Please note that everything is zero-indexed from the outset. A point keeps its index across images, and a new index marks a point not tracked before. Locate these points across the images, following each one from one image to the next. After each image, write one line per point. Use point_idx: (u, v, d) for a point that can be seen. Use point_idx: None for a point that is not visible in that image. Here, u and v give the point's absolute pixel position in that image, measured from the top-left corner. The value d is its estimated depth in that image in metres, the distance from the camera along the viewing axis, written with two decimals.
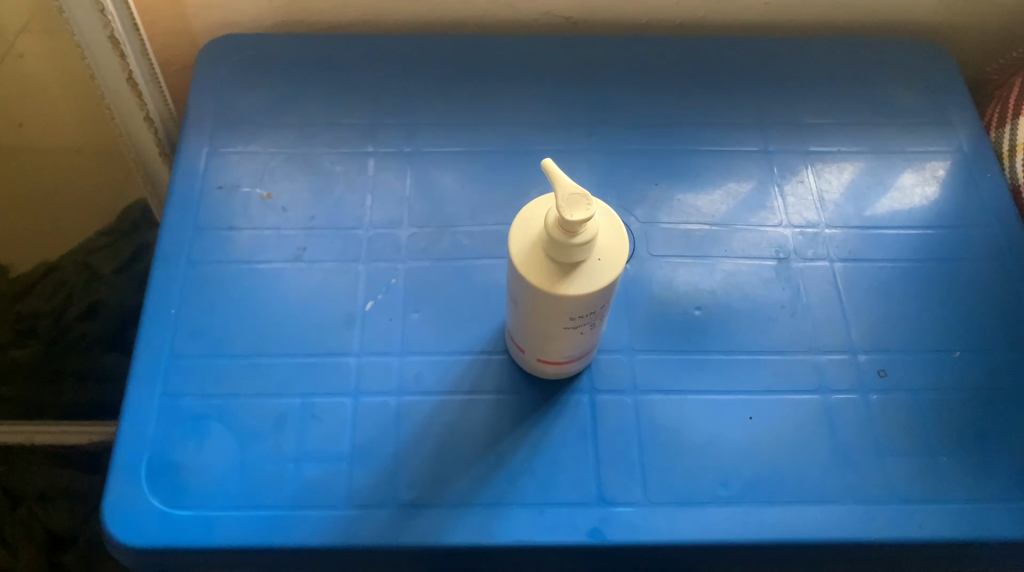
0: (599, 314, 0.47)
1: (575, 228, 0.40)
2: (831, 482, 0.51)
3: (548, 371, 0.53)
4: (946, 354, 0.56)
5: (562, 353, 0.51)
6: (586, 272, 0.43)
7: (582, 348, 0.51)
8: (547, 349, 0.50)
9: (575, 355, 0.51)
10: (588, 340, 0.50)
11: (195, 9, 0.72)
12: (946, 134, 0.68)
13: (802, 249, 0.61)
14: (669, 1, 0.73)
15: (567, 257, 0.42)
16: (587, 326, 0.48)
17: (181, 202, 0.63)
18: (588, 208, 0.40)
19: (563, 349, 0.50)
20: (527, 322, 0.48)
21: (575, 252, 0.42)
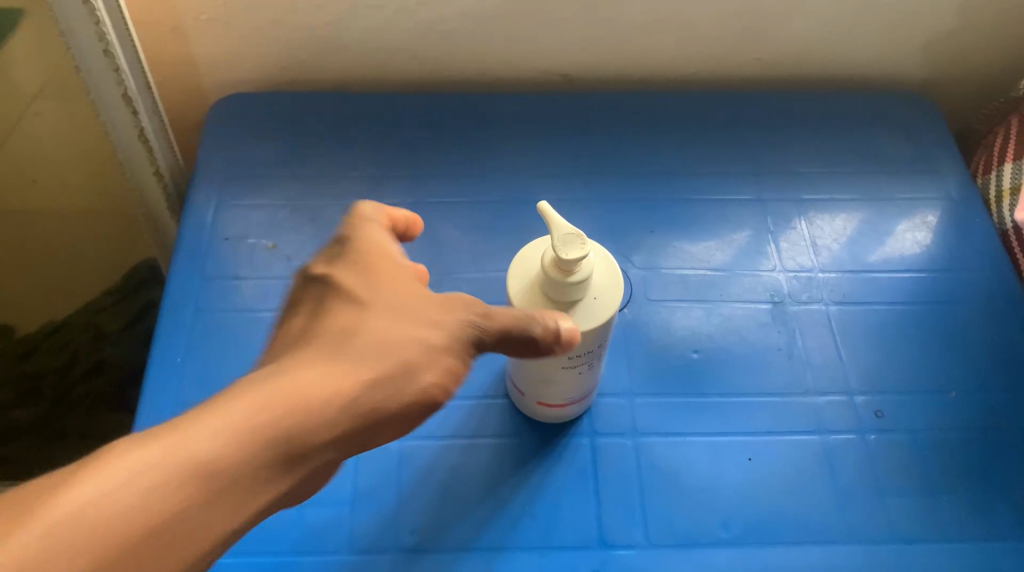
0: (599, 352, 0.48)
1: (572, 266, 0.42)
2: (833, 522, 0.51)
3: (555, 413, 0.54)
4: (943, 395, 0.57)
5: (568, 394, 0.51)
6: (583, 312, 0.44)
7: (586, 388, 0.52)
8: (552, 390, 0.51)
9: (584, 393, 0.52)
10: (593, 376, 0.51)
11: (207, 71, 0.74)
12: (934, 180, 0.70)
13: (797, 293, 0.62)
14: (662, 58, 0.75)
15: (561, 297, 0.43)
16: (590, 364, 0.49)
17: (189, 252, 0.64)
18: (584, 246, 0.42)
19: (568, 388, 0.51)
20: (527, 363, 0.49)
21: (572, 290, 0.43)
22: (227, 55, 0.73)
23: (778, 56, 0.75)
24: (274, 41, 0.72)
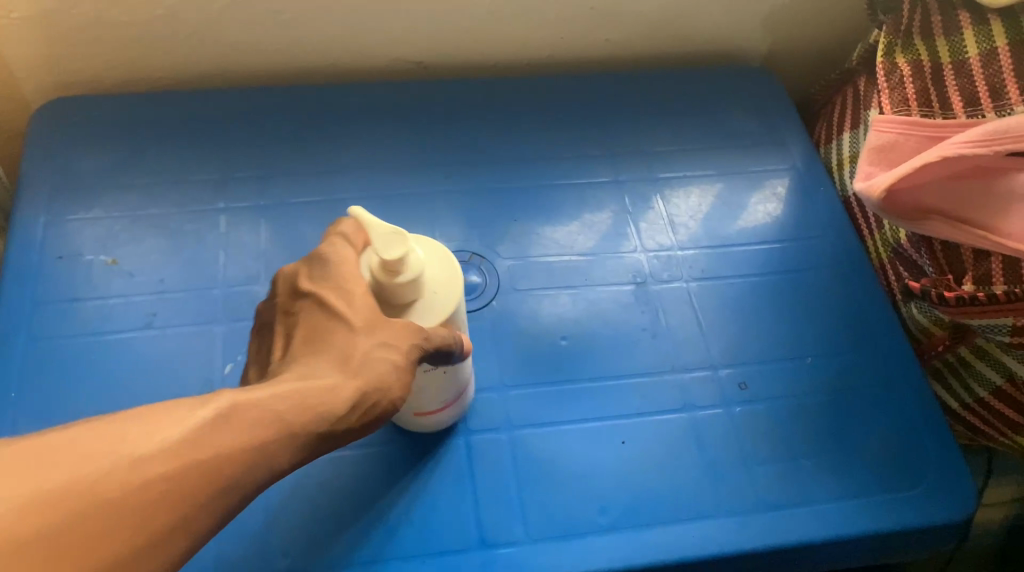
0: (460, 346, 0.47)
1: (399, 265, 0.41)
2: (704, 497, 0.52)
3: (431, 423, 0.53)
4: (800, 362, 0.59)
5: (440, 400, 0.50)
6: (426, 301, 0.43)
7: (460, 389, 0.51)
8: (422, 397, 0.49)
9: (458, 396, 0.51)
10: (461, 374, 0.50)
11: (23, 75, 0.68)
12: (782, 152, 0.72)
13: (658, 272, 0.63)
14: (513, 42, 0.74)
15: (403, 295, 0.42)
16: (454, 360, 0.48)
17: (18, 275, 0.59)
18: (405, 244, 0.41)
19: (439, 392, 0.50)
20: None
21: (405, 290, 0.42)
22: (45, 57, 0.67)
23: (628, 35, 0.76)
24: (97, 40, 0.66)
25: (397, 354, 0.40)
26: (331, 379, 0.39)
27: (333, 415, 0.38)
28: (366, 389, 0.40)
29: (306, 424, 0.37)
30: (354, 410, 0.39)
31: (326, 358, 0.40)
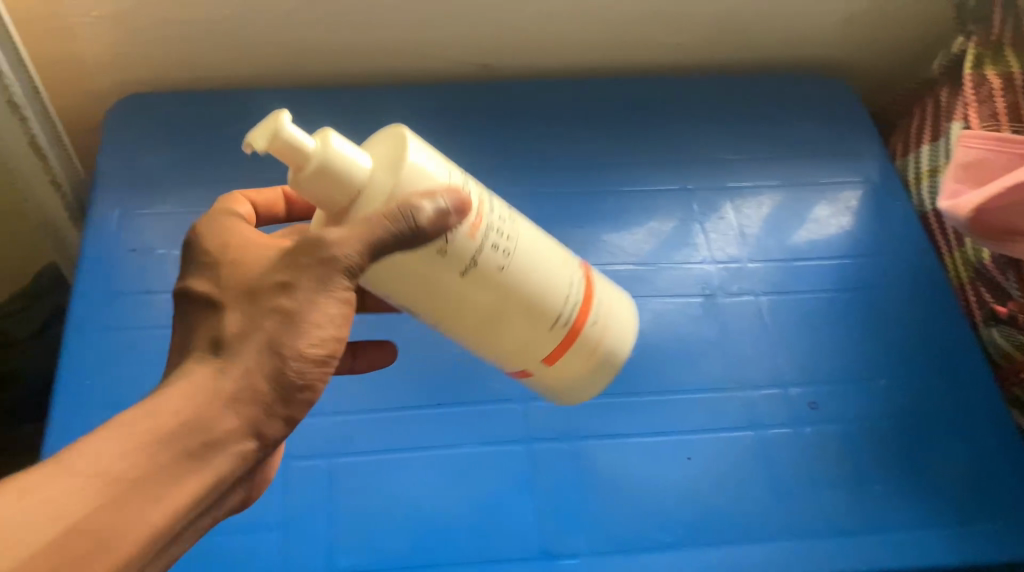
0: (479, 224, 0.36)
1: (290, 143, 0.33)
2: (771, 518, 0.51)
3: (562, 389, 0.42)
4: (872, 383, 0.58)
5: (542, 328, 0.39)
6: (348, 179, 0.34)
7: (564, 309, 0.39)
8: (514, 335, 0.38)
9: (574, 323, 0.40)
10: (551, 281, 0.39)
11: (99, 71, 0.69)
12: (856, 164, 0.71)
13: (727, 284, 0.62)
14: (581, 45, 0.74)
15: (304, 182, 0.34)
16: (500, 247, 0.37)
17: (94, 267, 0.60)
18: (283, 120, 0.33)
19: (534, 319, 0.38)
20: (470, 314, 0.37)
21: (325, 169, 0.34)
22: (120, 53, 0.68)
23: (698, 40, 0.75)
24: (172, 37, 0.67)
25: (285, 300, 0.33)
26: (207, 370, 0.33)
27: (222, 422, 0.32)
28: (245, 375, 0.32)
29: (197, 439, 0.31)
30: (250, 393, 0.32)
31: (195, 352, 0.34)
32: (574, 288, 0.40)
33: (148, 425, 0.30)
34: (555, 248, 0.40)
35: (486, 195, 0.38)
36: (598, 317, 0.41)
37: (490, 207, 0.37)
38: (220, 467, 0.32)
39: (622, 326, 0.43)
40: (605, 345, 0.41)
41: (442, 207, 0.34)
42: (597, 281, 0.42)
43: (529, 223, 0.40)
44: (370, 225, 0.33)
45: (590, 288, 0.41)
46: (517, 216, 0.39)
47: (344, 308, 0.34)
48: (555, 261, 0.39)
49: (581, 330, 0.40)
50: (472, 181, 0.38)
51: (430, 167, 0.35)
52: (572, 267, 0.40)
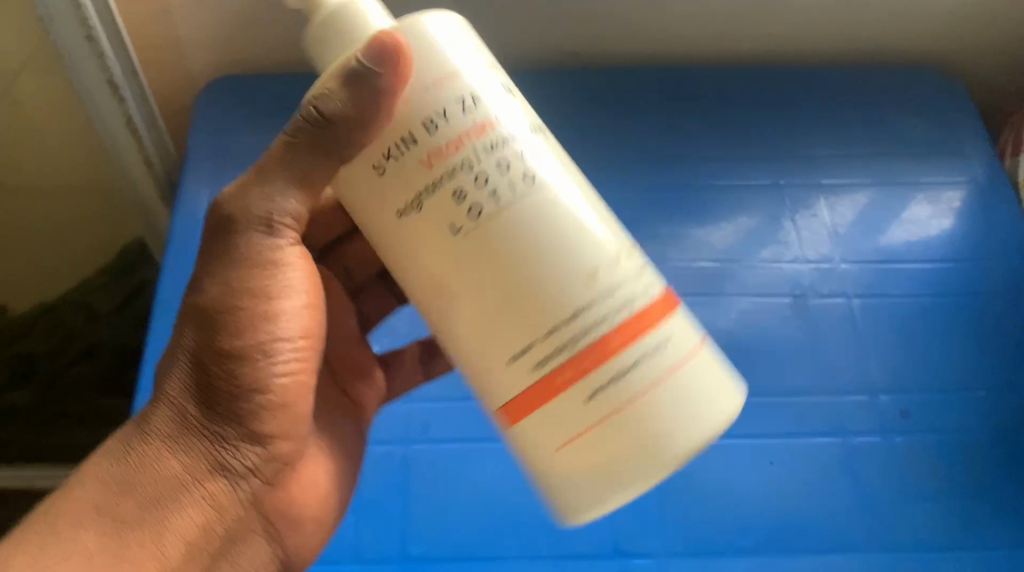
0: (462, 143, 0.33)
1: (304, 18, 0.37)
2: (855, 530, 0.49)
3: (560, 473, 0.33)
4: (970, 394, 0.55)
5: (548, 312, 0.32)
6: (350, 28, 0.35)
7: (558, 319, 0.32)
8: (502, 335, 0.33)
9: (557, 366, 0.32)
10: (553, 275, 0.32)
11: (193, 53, 0.70)
12: (959, 164, 0.67)
13: (818, 285, 0.60)
14: (672, 34, 0.72)
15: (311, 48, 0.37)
16: (480, 188, 0.33)
17: (182, 245, 0.61)
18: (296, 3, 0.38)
19: (514, 318, 0.33)
20: (461, 289, 0.33)
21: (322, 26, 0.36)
22: (214, 33, 0.69)
23: (796, 30, 0.72)
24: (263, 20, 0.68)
25: (242, 315, 0.37)
26: (184, 400, 0.37)
27: (160, 464, 0.36)
28: (178, 399, 0.37)
29: (144, 486, 0.35)
30: (178, 418, 0.37)
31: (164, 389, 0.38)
32: (594, 305, 0.33)
33: (101, 492, 0.35)
34: (608, 251, 0.34)
35: (525, 139, 0.34)
36: (610, 380, 0.32)
37: (507, 141, 0.34)
38: (180, 499, 0.36)
39: (656, 415, 0.33)
40: (605, 421, 0.32)
41: (358, 69, 0.33)
42: (655, 335, 0.33)
43: (590, 209, 0.34)
44: (251, 201, 0.37)
45: (619, 333, 0.33)
46: (574, 192, 0.34)
47: (257, 296, 0.38)
48: (587, 254, 0.33)
49: (578, 375, 0.32)
50: (521, 118, 0.35)
51: (443, 55, 0.34)
52: (616, 284, 0.33)
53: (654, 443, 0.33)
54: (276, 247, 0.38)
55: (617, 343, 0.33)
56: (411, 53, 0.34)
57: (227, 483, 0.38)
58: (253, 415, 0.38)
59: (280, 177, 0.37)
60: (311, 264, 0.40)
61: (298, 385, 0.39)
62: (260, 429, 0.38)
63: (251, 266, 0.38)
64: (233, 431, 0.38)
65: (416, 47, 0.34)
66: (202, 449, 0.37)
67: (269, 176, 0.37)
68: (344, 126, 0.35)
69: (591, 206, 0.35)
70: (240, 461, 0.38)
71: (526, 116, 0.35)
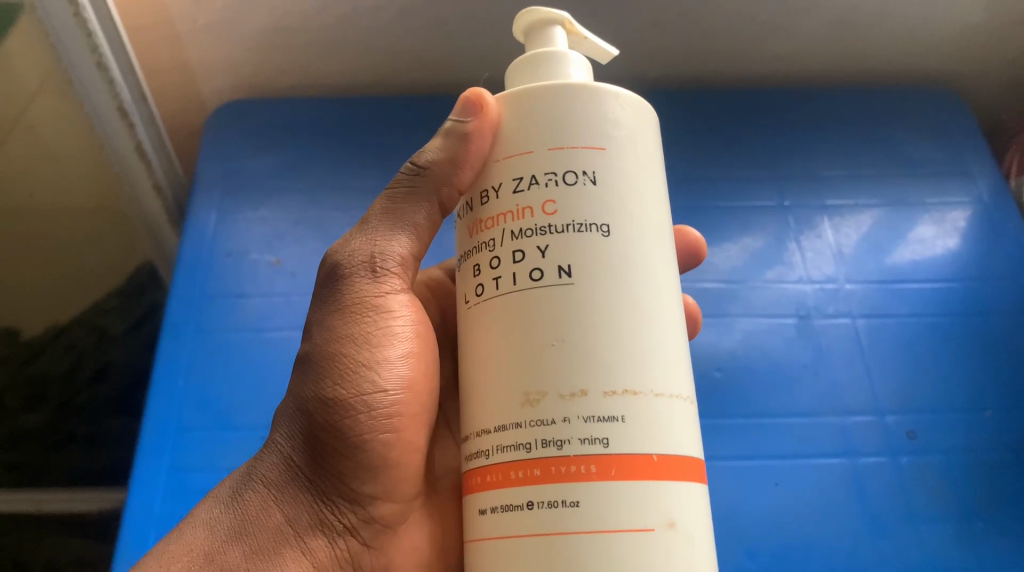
0: (499, 222, 0.33)
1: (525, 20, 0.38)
2: (863, 552, 0.49)
3: (486, 564, 0.29)
4: (977, 414, 0.54)
5: (522, 384, 0.30)
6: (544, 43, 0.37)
7: (538, 418, 0.30)
8: (493, 414, 0.31)
9: (512, 461, 0.30)
10: (548, 384, 0.30)
11: (204, 77, 0.71)
12: (965, 184, 0.67)
13: (823, 305, 0.59)
14: (677, 56, 0.72)
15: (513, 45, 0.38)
16: (503, 267, 0.32)
17: (190, 267, 0.62)
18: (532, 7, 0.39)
19: (501, 397, 0.31)
20: (481, 357, 0.32)
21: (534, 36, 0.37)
22: (223, 59, 0.70)
23: (799, 52, 0.72)
24: (273, 45, 0.69)
25: (345, 353, 0.37)
26: (289, 441, 0.37)
27: (267, 512, 0.36)
28: (283, 447, 0.37)
29: (252, 536, 0.35)
30: (283, 464, 0.37)
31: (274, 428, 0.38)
32: (585, 426, 0.29)
33: (210, 538, 0.35)
34: (635, 385, 0.30)
35: (587, 232, 0.31)
36: (564, 502, 0.28)
37: (559, 230, 0.31)
38: (284, 551, 0.35)
39: (599, 562, 0.27)
40: (540, 536, 0.28)
41: (453, 127, 0.37)
42: (646, 487, 0.29)
43: (634, 326, 0.31)
44: (355, 248, 0.39)
45: (598, 473, 0.28)
46: (618, 302, 0.31)
47: (363, 342, 0.37)
48: (601, 376, 0.30)
49: (531, 480, 0.29)
50: (600, 207, 0.32)
51: (535, 125, 0.33)
52: (624, 417, 0.29)
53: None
54: (380, 291, 0.38)
55: (593, 472, 0.28)
56: (491, 104, 0.35)
57: (328, 541, 0.37)
58: (355, 471, 0.36)
59: (380, 226, 0.39)
60: (417, 314, 0.40)
61: (404, 442, 0.37)
62: (362, 486, 0.37)
63: (354, 310, 0.37)
64: (334, 487, 0.37)
65: (503, 116, 0.35)
66: (306, 503, 0.36)
67: (373, 226, 0.39)
68: (436, 173, 0.38)
69: (646, 326, 0.31)
70: (340, 519, 0.37)
71: (600, 206, 0.32)
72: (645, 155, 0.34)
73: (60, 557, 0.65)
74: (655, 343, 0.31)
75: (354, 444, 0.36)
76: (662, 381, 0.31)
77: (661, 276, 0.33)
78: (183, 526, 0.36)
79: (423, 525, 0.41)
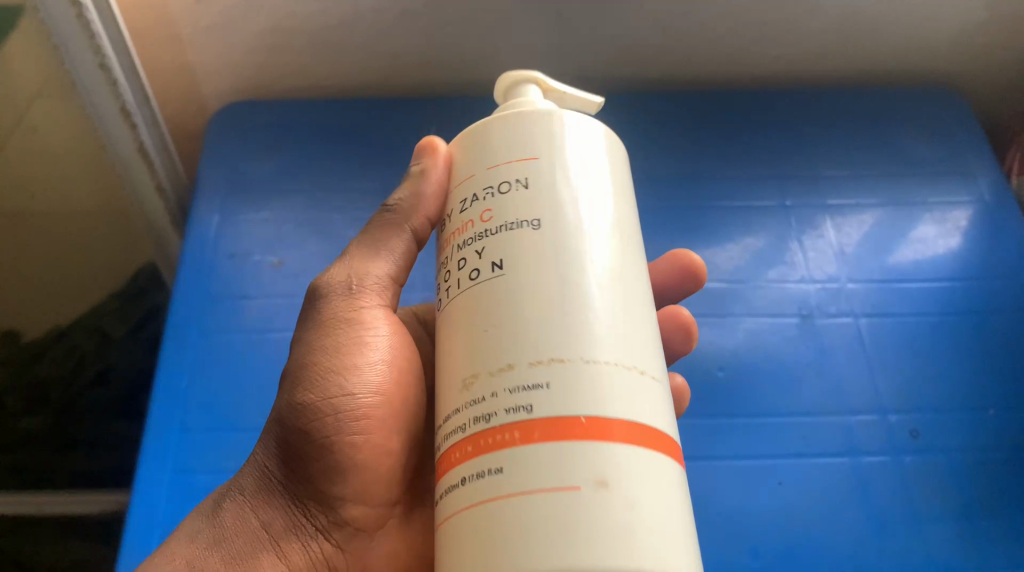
0: (450, 242, 0.34)
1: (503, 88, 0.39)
2: (865, 551, 0.49)
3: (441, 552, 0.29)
4: (980, 413, 0.55)
5: (461, 374, 0.31)
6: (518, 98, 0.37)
7: (472, 398, 0.30)
8: (442, 410, 0.31)
9: (456, 442, 0.30)
10: (480, 365, 0.30)
11: (205, 78, 0.71)
12: (967, 184, 0.67)
13: (826, 305, 0.60)
14: (679, 57, 0.72)
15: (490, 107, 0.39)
16: (453, 277, 0.33)
17: (193, 269, 0.62)
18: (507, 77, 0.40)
19: (448, 388, 0.31)
20: (439, 363, 0.33)
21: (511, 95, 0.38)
22: (224, 61, 0.70)
23: (800, 52, 0.72)
24: (275, 47, 0.69)
25: (314, 363, 0.38)
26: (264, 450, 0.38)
27: (242, 517, 0.36)
28: (259, 456, 0.38)
29: (230, 540, 0.36)
30: (258, 472, 0.38)
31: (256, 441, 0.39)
32: (511, 397, 0.29)
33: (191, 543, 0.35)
34: (563, 352, 0.29)
35: (517, 228, 0.32)
36: (490, 470, 0.28)
37: (493, 232, 0.32)
38: (260, 556, 0.36)
39: (525, 525, 0.26)
40: (474, 507, 0.27)
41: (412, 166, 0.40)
42: (569, 447, 0.27)
43: (561, 297, 0.30)
44: (335, 271, 0.40)
45: (522, 438, 0.28)
46: (545, 276, 0.30)
47: (333, 351, 0.38)
48: (524, 351, 0.29)
49: (467, 457, 0.29)
50: (531, 205, 0.32)
51: (476, 155, 0.35)
52: (549, 384, 0.28)
53: (509, 549, 0.26)
54: (354, 307, 0.39)
55: (517, 438, 0.28)
56: (439, 147, 0.39)
57: (302, 544, 0.37)
58: (324, 473, 0.37)
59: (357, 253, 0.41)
60: (395, 329, 0.41)
61: (375, 445, 0.37)
62: (333, 489, 0.37)
63: (326, 324, 0.39)
64: (307, 491, 0.37)
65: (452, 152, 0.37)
66: (281, 507, 0.37)
67: (352, 253, 0.41)
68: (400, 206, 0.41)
69: (577, 296, 0.30)
70: (312, 521, 0.37)
71: (533, 196, 0.32)
72: (585, 149, 0.34)
73: (57, 560, 0.64)
74: (590, 313, 0.30)
75: (320, 447, 0.36)
76: (596, 349, 0.29)
77: (601, 253, 0.32)
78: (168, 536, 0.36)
79: (403, 533, 0.41)
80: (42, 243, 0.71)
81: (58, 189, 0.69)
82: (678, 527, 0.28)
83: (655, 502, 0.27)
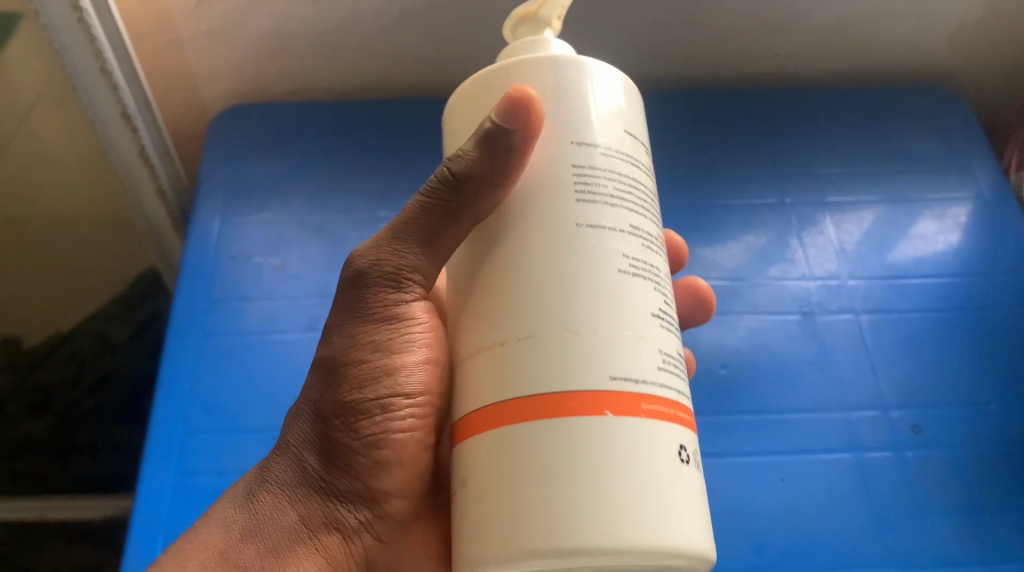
0: None
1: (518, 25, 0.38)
2: (869, 546, 0.49)
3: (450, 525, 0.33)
4: (982, 408, 0.55)
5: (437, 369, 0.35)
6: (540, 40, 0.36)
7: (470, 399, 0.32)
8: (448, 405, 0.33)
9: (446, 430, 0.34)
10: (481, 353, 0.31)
11: (205, 82, 0.71)
12: (965, 180, 0.67)
13: (827, 302, 0.60)
14: (678, 57, 0.73)
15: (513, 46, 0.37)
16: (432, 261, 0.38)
17: (195, 271, 0.62)
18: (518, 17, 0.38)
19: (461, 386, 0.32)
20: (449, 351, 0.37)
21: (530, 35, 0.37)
22: (224, 63, 0.70)
23: (798, 50, 0.72)
24: (276, 49, 0.69)
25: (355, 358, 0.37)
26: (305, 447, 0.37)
27: (281, 513, 0.36)
28: (295, 450, 0.38)
29: (267, 534, 0.36)
30: (297, 468, 0.37)
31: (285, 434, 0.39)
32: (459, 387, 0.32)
33: (225, 535, 0.35)
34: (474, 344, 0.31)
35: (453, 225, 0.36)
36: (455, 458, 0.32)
37: None
38: (299, 551, 0.36)
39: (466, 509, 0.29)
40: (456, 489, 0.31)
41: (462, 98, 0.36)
42: (536, 427, 0.28)
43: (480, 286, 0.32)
44: (351, 250, 0.39)
45: (498, 421, 0.29)
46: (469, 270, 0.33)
47: (370, 346, 0.38)
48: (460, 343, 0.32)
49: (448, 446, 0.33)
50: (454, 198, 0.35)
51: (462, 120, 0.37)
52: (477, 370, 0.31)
53: (484, 533, 0.28)
54: None
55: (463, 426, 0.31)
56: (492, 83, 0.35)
57: (343, 539, 0.37)
58: (369, 470, 0.37)
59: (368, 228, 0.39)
60: None
61: (418, 439, 0.38)
62: (377, 486, 0.38)
63: (356, 315, 0.38)
64: (351, 488, 0.37)
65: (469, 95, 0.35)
66: (318, 502, 0.37)
67: None
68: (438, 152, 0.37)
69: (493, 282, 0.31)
70: (355, 518, 0.37)
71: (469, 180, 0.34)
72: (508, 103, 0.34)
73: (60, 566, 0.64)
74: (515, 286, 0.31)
75: (369, 446, 0.37)
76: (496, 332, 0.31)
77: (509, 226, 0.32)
78: (200, 524, 0.36)
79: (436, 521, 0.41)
80: (36, 244, 0.71)
81: (58, 191, 0.69)
82: (670, 489, 0.28)
83: (640, 467, 0.28)
